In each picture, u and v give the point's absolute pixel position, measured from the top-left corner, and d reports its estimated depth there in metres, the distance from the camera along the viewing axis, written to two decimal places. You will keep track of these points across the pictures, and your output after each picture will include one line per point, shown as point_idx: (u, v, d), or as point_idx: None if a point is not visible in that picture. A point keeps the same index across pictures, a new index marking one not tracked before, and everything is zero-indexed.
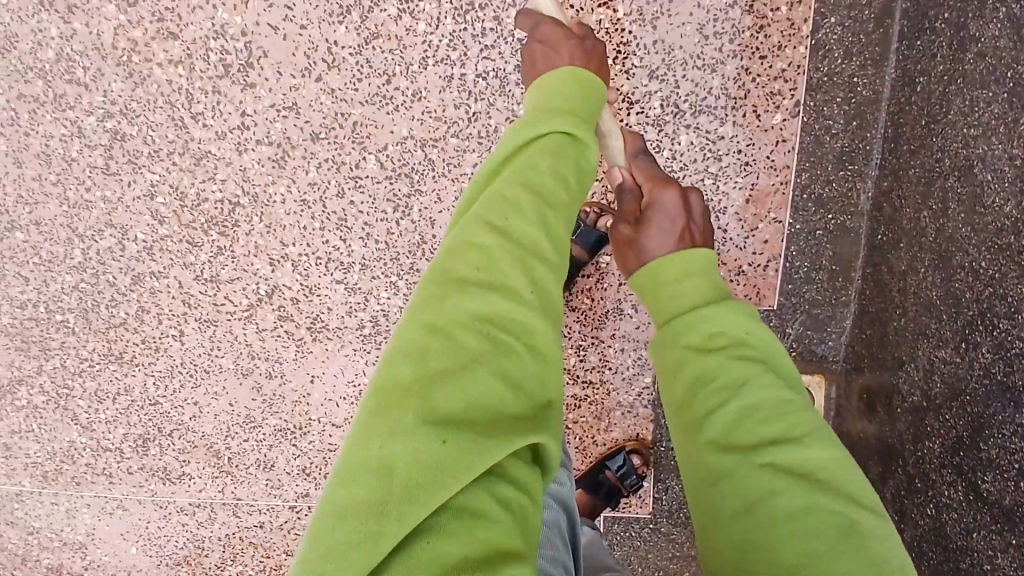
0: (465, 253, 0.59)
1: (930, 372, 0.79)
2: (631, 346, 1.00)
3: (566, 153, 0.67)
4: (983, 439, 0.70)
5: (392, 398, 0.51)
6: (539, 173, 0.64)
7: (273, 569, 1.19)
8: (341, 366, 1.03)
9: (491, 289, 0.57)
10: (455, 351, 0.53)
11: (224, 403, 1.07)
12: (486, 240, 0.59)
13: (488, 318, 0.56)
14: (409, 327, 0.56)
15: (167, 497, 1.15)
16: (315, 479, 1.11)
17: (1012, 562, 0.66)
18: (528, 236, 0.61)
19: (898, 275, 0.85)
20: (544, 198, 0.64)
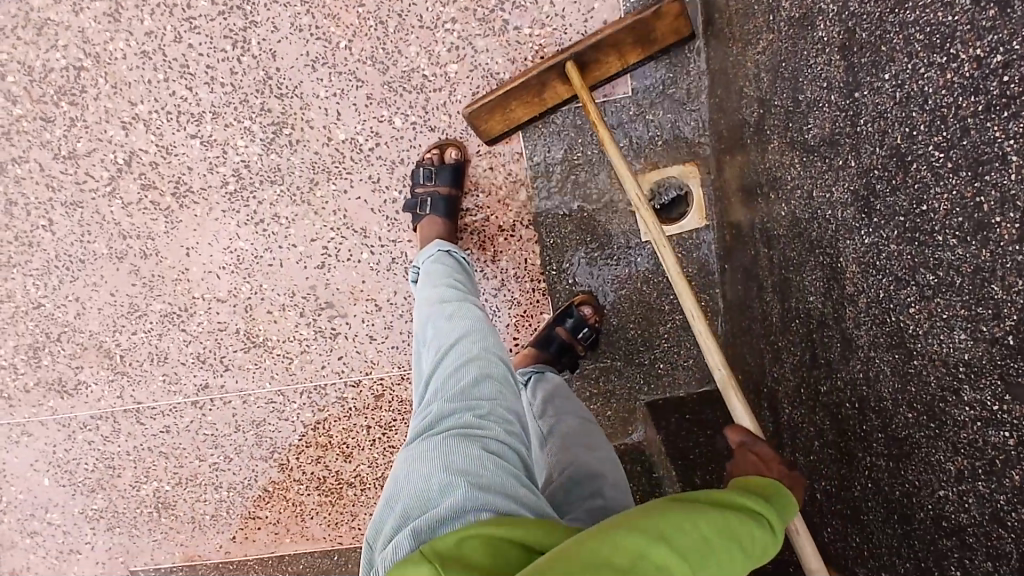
0: (683, 513, 0.50)
1: (758, 75, 0.79)
2: (498, 162, 1.00)
3: (762, 497, 0.57)
4: (801, 89, 0.70)
5: (589, 568, 0.44)
6: (744, 527, 0.52)
7: (190, 479, 1.15)
8: (214, 232, 1.01)
9: (692, 561, 0.46)
10: (646, 566, 0.45)
11: (106, 294, 1.05)
12: (691, 515, 0.50)
13: (681, 567, 0.46)
14: (610, 531, 0.48)
15: (68, 412, 1.12)
16: (212, 366, 1.08)
17: (843, 187, 0.65)
18: (733, 553, 0.49)
19: (724, 9, 0.85)
20: (729, 523, 0.51)
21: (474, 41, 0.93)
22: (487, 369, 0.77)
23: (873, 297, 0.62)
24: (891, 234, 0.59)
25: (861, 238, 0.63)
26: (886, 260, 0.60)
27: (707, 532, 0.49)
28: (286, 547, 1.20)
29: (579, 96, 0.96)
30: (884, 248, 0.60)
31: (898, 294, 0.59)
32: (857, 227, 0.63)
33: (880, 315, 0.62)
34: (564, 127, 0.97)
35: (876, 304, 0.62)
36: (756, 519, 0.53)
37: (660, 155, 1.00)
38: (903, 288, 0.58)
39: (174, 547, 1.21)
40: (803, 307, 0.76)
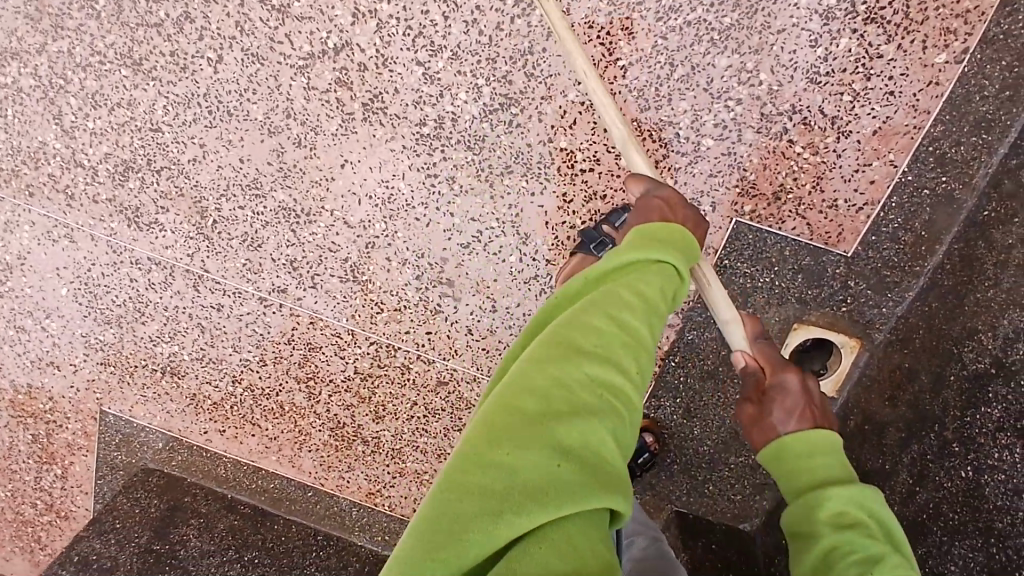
0: (576, 326, 0.54)
1: (1012, 341, 0.72)
2: None
3: (673, 285, 0.60)
4: None
5: (509, 407, 0.48)
6: (606, 304, 0.56)
7: (212, 361, 1.08)
8: (379, 160, 0.92)
9: (566, 368, 0.50)
10: (549, 399, 0.48)
11: (235, 158, 0.95)
12: (591, 337, 0.53)
13: (606, 373, 0.52)
14: (517, 375, 0.51)
15: (126, 242, 1.02)
16: (299, 277, 1.00)
17: None
18: (608, 315, 0.55)
19: (999, 250, 0.78)
20: (614, 326, 0.55)
21: (744, 130, 0.86)
22: None
23: None
24: None
25: None
26: None
27: (610, 331, 0.54)
28: (268, 462, 1.15)
29: (803, 230, 0.89)
30: None
31: None
32: None
33: None
34: (768, 251, 0.91)
35: None
36: (614, 286, 0.58)
37: (825, 319, 0.93)
38: None
39: (156, 412, 1.14)
40: (931, 563, 0.74)
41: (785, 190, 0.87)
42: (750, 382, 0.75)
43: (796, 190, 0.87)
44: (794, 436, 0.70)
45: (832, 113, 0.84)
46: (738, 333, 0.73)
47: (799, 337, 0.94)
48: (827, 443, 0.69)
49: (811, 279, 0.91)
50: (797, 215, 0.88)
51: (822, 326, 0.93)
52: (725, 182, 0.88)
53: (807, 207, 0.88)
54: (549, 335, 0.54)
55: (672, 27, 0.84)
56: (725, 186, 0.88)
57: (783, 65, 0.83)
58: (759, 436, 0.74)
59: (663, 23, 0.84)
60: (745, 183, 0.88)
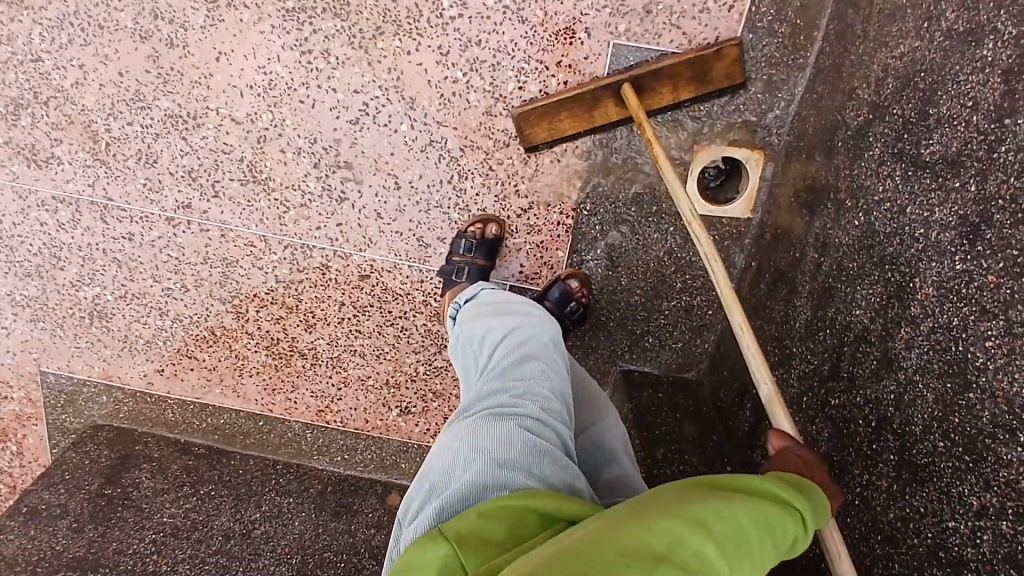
0: (718, 513, 0.45)
1: (882, 79, 0.70)
2: (574, 80, 0.91)
3: (788, 519, 0.49)
4: (935, 101, 0.62)
5: (617, 535, 0.43)
6: (756, 511, 0.47)
7: (136, 297, 1.08)
8: (254, 46, 0.92)
9: (696, 534, 0.43)
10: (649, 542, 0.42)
11: (114, 72, 0.96)
12: (720, 519, 0.45)
13: (717, 544, 0.43)
14: (645, 518, 0.45)
15: (29, 184, 1.03)
16: (201, 188, 1.00)
17: (950, 209, 0.58)
18: (750, 518, 0.46)
19: (864, 5, 0.76)
20: (748, 534, 0.45)
21: None
22: (524, 358, 0.75)
23: (943, 323, 0.58)
24: (994, 266, 0.54)
25: (951, 264, 0.58)
26: (976, 292, 0.55)
27: (744, 537, 0.45)
28: (212, 396, 1.14)
29: (680, 41, 0.88)
30: (978, 279, 0.55)
31: (977, 327, 0.55)
32: (951, 252, 0.58)
33: (943, 342, 0.57)
34: (652, 72, 0.90)
35: (943, 331, 0.58)
36: (762, 500, 0.49)
37: (722, 130, 0.91)
38: (986, 321, 0.54)
39: (94, 362, 1.14)
40: (842, 319, 0.72)
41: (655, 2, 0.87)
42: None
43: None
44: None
45: None
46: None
47: (702, 155, 0.92)
48: None
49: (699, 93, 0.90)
50: (672, 27, 0.88)
51: (721, 142, 0.91)
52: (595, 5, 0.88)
53: (679, 15, 0.87)
54: (689, 497, 0.47)
55: None
56: (594, 9, 0.88)
57: None
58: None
59: None
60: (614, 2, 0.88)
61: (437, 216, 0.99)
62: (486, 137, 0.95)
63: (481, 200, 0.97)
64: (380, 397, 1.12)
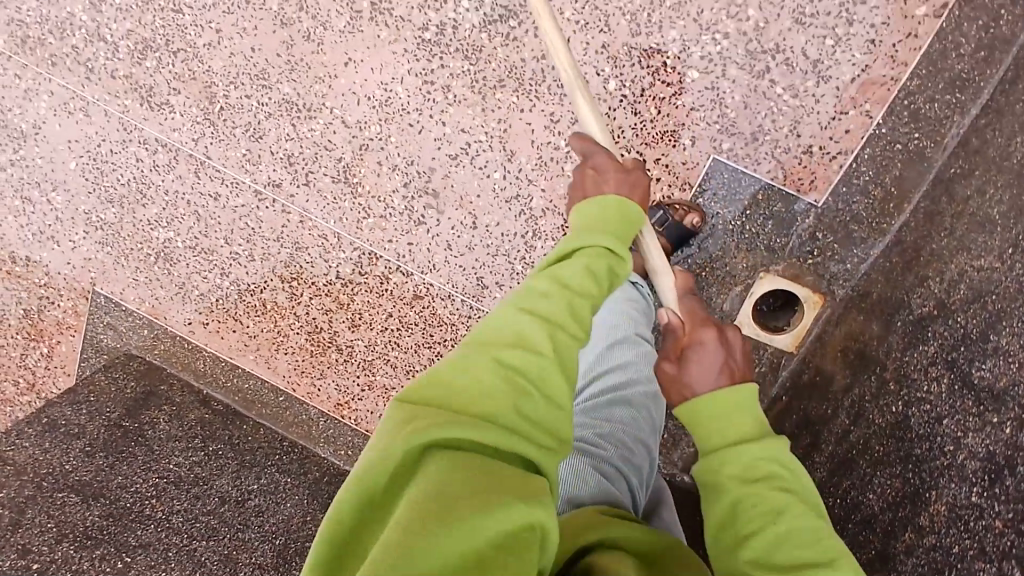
0: (488, 352, 0.54)
1: (955, 283, 0.73)
2: (667, 178, 0.94)
3: (603, 263, 0.65)
4: (997, 330, 0.64)
5: (424, 414, 0.49)
6: (488, 350, 0.55)
7: (204, 252, 1.13)
8: (382, 62, 0.97)
9: (488, 390, 0.51)
10: (484, 390, 0.51)
11: (246, 46, 1.00)
12: (485, 367, 0.53)
13: (519, 373, 0.53)
14: (433, 392, 0.51)
15: (136, 121, 1.08)
16: (295, 174, 1.05)
17: (982, 440, 0.61)
18: (487, 361, 0.53)
19: (958, 204, 0.78)
20: (487, 367, 0.53)
21: (729, 67, 0.89)
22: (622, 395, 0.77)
23: (944, 543, 0.61)
24: (1004, 512, 0.57)
25: (968, 492, 0.61)
26: (982, 529, 0.58)
27: (494, 371, 0.53)
28: (246, 360, 1.19)
29: (777, 174, 0.90)
30: (986, 518, 0.58)
31: (973, 562, 0.58)
32: (970, 482, 0.61)
33: (939, 561, 0.61)
34: (741, 194, 0.92)
35: (942, 551, 0.61)
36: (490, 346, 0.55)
37: (788, 271, 0.93)
38: (981, 561, 0.57)
39: (147, 296, 1.19)
40: (854, 496, 0.76)
41: (763, 132, 0.89)
42: (669, 340, 0.72)
43: (773, 133, 0.89)
44: (715, 395, 0.66)
45: (814, 56, 0.86)
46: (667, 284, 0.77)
47: (765, 287, 0.94)
48: (743, 399, 0.65)
49: (778, 228, 0.92)
50: (772, 158, 0.90)
51: (785, 277, 0.93)
52: (708, 118, 0.90)
53: (782, 150, 0.89)
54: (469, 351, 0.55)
55: None
56: (705, 121, 0.91)
57: (770, 3, 0.86)
58: (671, 390, 0.70)
59: None
60: (725, 121, 0.90)
61: (501, 262, 1.02)
62: None
63: (547, 261, 1.01)
64: None
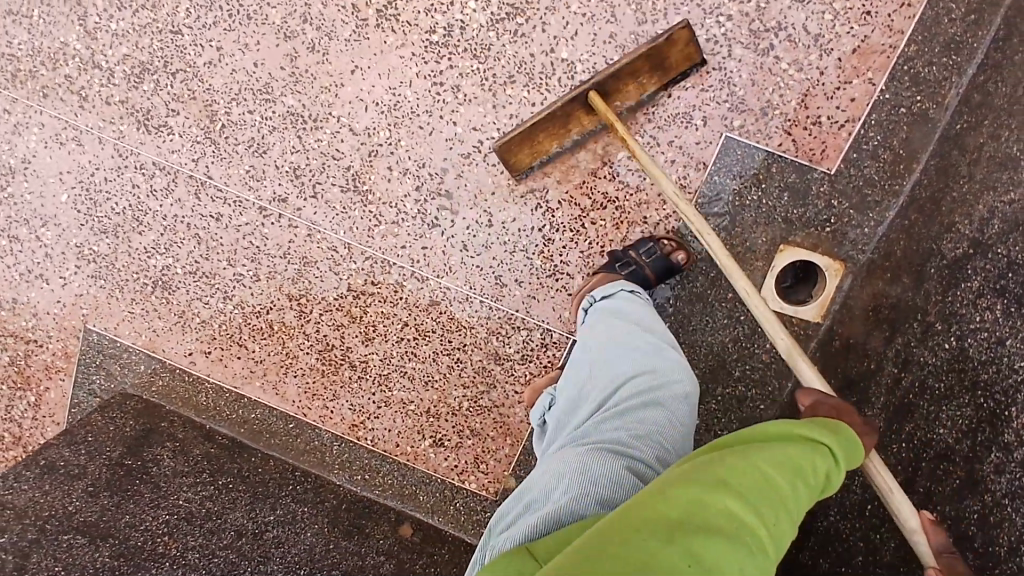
0: (711, 472, 0.50)
1: (988, 219, 0.77)
2: (682, 160, 0.95)
3: (823, 462, 0.56)
4: None
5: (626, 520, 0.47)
6: (720, 467, 0.51)
7: (205, 276, 1.09)
8: (390, 67, 0.97)
9: (699, 503, 0.47)
10: (717, 530, 0.45)
11: (248, 62, 0.99)
12: (716, 484, 0.49)
13: (738, 515, 0.47)
14: (653, 495, 0.49)
15: (132, 146, 1.05)
16: (301, 187, 1.03)
17: None
18: (720, 492, 0.48)
19: (972, 151, 0.83)
20: (717, 484, 0.49)
21: (734, 47, 0.91)
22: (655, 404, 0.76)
23: None
24: None
25: None
26: None
27: (719, 493, 0.48)
28: (251, 389, 1.14)
29: (789, 147, 0.93)
30: None
31: None
32: None
33: None
34: (756, 168, 0.94)
35: None
36: (728, 459, 0.52)
37: (807, 241, 0.95)
38: None
39: (143, 331, 1.14)
40: (919, 435, 0.78)
41: (772, 107, 0.92)
42: None
43: (782, 107, 0.92)
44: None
45: (816, 31, 0.89)
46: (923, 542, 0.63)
47: (785, 259, 0.95)
48: None
49: (796, 198, 0.94)
50: (783, 132, 0.93)
51: (810, 248, 0.95)
52: (716, 98, 0.93)
53: (792, 123, 0.92)
54: (693, 467, 0.52)
55: None
56: (715, 100, 0.93)
57: None
58: None
59: None
60: (735, 99, 0.92)
61: (521, 259, 1.02)
62: (586, 197, 0.99)
63: (566, 254, 1.01)
64: (417, 423, 1.12)
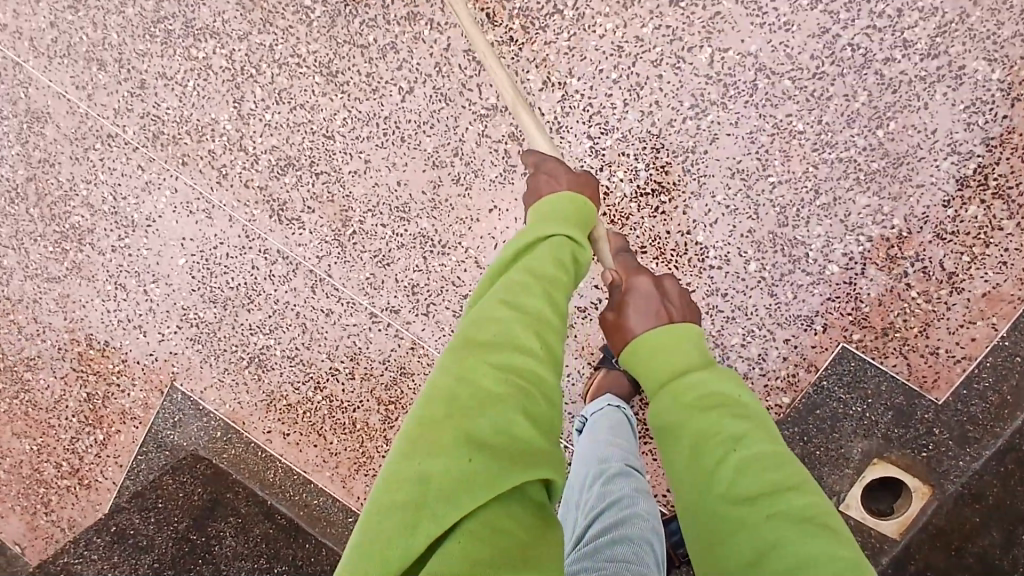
0: (481, 334, 0.60)
1: None
2: (795, 359, 0.97)
3: (565, 249, 0.70)
4: None
5: (427, 417, 0.54)
6: (491, 336, 0.60)
7: (302, 363, 1.12)
8: (526, 212, 1.00)
9: (465, 382, 0.56)
10: (493, 393, 0.55)
11: (392, 178, 1.03)
12: (495, 364, 0.57)
13: (501, 360, 0.58)
14: (446, 376, 0.57)
15: (261, 232, 1.09)
16: (416, 303, 1.06)
17: None
18: (480, 355, 0.58)
19: None
20: (499, 369, 0.57)
21: (867, 266, 0.93)
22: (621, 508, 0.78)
23: None
24: None
25: None
26: None
27: (501, 359, 0.58)
28: (319, 477, 1.15)
29: (902, 369, 0.95)
30: None
31: None
32: None
33: None
34: (866, 384, 0.96)
35: None
36: (505, 348, 0.59)
37: (903, 460, 0.96)
38: None
39: (227, 399, 1.16)
40: None
41: (893, 328, 0.94)
42: (614, 294, 0.80)
43: (903, 331, 0.94)
44: (660, 327, 0.71)
45: (950, 269, 0.92)
46: (604, 248, 0.82)
47: (879, 473, 0.97)
48: (687, 336, 0.70)
49: (901, 420, 0.96)
50: (899, 355, 0.95)
51: (904, 469, 0.96)
52: (840, 308, 0.95)
53: (909, 349, 0.94)
54: (461, 349, 0.60)
55: (825, 159, 0.93)
56: (839, 311, 0.95)
57: (915, 216, 0.92)
58: (618, 341, 0.75)
59: (819, 153, 0.93)
60: (858, 314, 0.95)
61: None
62: None
63: None
64: None
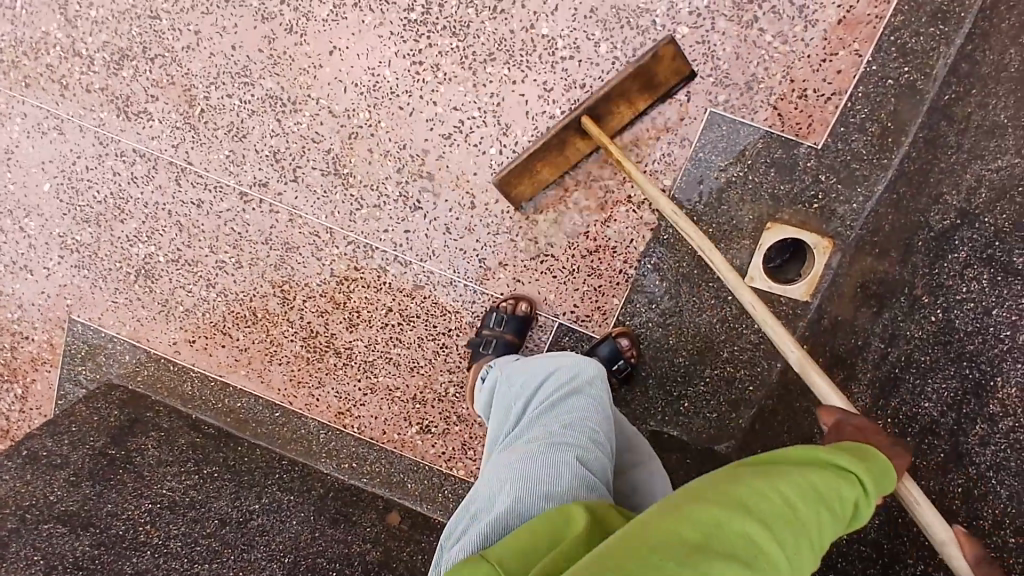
0: (732, 493, 0.46)
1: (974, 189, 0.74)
2: (666, 136, 0.94)
3: (853, 479, 0.50)
4: None
5: (632, 546, 0.42)
6: (744, 502, 0.45)
7: (188, 265, 1.08)
8: (370, 47, 0.97)
9: (703, 527, 0.42)
10: (723, 554, 0.40)
11: (227, 45, 1.00)
12: (737, 519, 0.43)
13: (746, 537, 0.42)
14: (671, 514, 0.44)
15: (112, 134, 1.05)
16: (284, 171, 1.02)
17: None
18: (730, 519, 0.43)
19: (959, 120, 0.80)
20: (754, 548, 0.42)
21: (718, 21, 0.91)
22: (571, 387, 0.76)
23: None
24: None
25: None
26: None
27: (764, 539, 0.43)
28: (236, 376, 1.12)
29: (776, 123, 0.92)
30: None
31: None
32: None
33: None
34: (742, 145, 0.93)
35: None
36: (750, 508, 0.44)
37: (798, 216, 0.93)
38: None
39: (127, 320, 1.13)
40: (906, 411, 0.75)
41: (757, 80, 0.91)
42: None
43: (768, 82, 0.91)
44: None
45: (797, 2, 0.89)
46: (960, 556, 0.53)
47: (775, 235, 0.93)
48: None
49: (784, 172, 0.92)
50: (768, 106, 0.91)
51: (801, 227, 0.93)
52: (701, 72, 0.92)
53: (778, 99, 0.91)
54: (692, 493, 0.46)
55: None
56: (700, 76, 0.92)
57: None
58: None
59: None
60: (718, 73, 0.92)
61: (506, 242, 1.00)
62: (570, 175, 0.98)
63: (550, 236, 1.00)
64: (404, 410, 1.08)
